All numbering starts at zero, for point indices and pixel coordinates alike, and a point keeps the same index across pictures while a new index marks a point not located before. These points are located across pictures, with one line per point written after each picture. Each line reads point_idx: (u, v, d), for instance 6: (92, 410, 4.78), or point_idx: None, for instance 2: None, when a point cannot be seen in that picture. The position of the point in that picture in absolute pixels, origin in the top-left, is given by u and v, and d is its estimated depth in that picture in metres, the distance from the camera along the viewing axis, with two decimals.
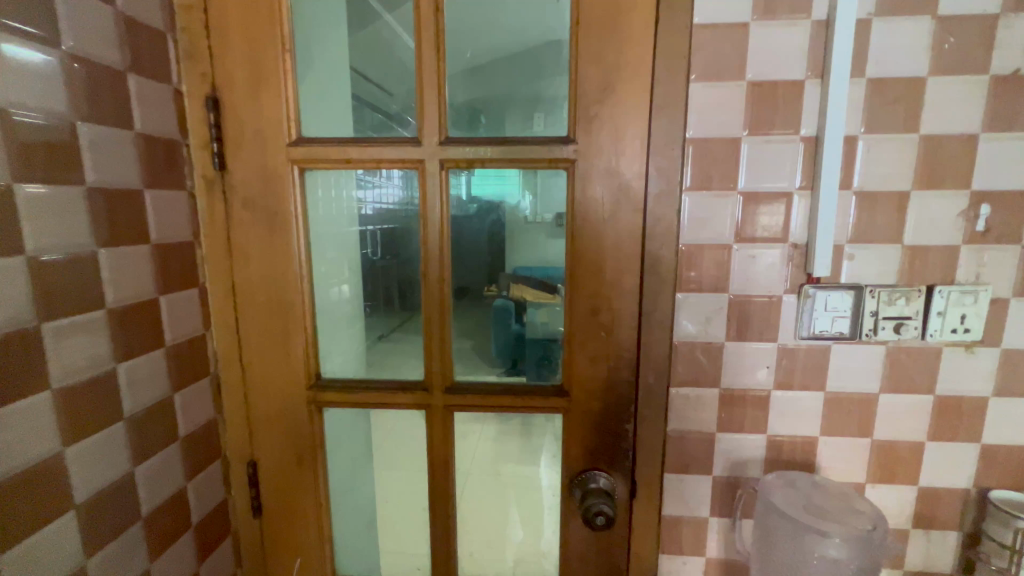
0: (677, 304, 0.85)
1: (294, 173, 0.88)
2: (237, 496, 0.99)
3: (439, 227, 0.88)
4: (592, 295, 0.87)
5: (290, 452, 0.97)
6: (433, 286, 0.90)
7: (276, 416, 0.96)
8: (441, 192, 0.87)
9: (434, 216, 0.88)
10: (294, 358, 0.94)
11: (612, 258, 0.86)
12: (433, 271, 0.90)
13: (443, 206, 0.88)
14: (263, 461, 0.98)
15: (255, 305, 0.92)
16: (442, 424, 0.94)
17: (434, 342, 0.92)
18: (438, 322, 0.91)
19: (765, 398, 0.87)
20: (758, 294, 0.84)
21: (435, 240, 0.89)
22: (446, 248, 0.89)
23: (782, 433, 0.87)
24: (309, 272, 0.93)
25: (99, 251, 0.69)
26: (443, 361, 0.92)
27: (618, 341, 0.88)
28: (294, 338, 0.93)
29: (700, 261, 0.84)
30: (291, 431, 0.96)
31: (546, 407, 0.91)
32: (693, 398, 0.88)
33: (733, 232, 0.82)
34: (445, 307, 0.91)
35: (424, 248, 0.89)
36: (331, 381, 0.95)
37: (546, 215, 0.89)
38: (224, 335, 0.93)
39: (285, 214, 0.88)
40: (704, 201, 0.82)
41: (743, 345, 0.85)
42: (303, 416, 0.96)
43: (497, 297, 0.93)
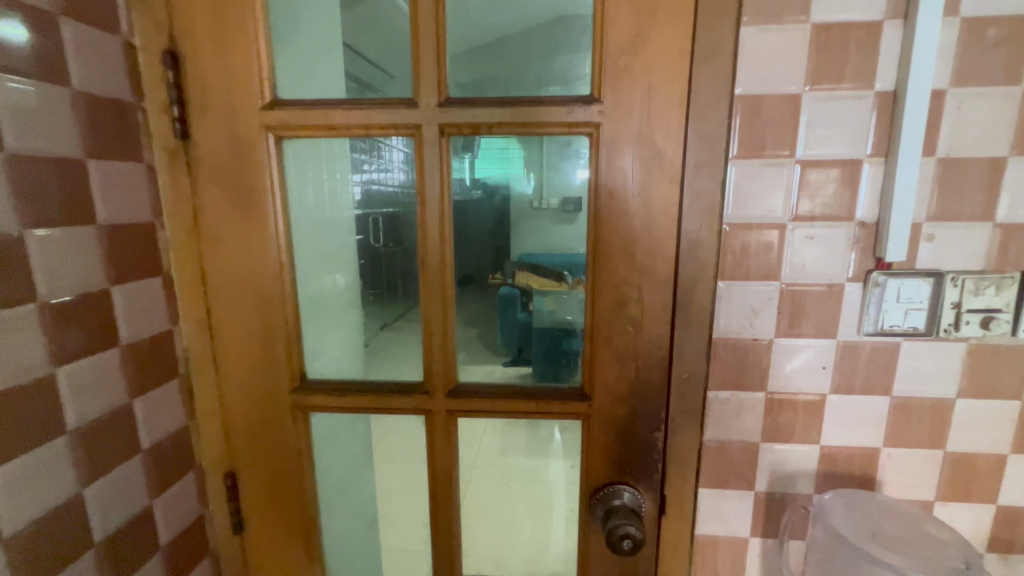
0: (718, 295, 0.73)
1: (269, 142, 0.75)
2: (215, 509, 0.88)
3: (440, 206, 0.75)
4: (618, 283, 0.75)
5: (274, 462, 0.86)
6: (433, 274, 0.77)
7: (257, 422, 0.84)
8: (441, 164, 0.74)
9: (434, 193, 0.75)
10: (275, 358, 0.82)
11: (643, 240, 0.73)
12: (432, 258, 0.77)
13: (444, 181, 0.75)
14: (243, 471, 0.87)
15: (228, 297, 0.80)
16: (443, 431, 0.82)
17: (436, 339, 0.79)
18: (440, 317, 0.78)
19: (819, 403, 0.74)
20: (816, 282, 0.71)
21: (435, 221, 0.76)
22: (449, 231, 0.77)
23: (838, 443, 0.75)
24: (291, 258, 0.80)
25: (27, 235, 0.57)
26: (444, 360, 0.80)
27: (649, 338, 0.76)
28: (275, 335, 0.81)
29: (747, 244, 0.71)
30: (274, 439, 0.85)
31: (564, 413, 0.79)
32: (734, 403, 0.76)
33: (787, 209, 0.69)
34: (447, 299, 0.78)
35: (422, 231, 0.77)
36: (318, 383, 0.84)
37: (551, 200, 0.76)
38: (194, 331, 0.81)
39: (260, 191, 0.76)
40: (754, 172, 0.69)
41: (796, 342, 0.73)
42: (286, 422, 0.84)
43: (503, 285, 0.81)
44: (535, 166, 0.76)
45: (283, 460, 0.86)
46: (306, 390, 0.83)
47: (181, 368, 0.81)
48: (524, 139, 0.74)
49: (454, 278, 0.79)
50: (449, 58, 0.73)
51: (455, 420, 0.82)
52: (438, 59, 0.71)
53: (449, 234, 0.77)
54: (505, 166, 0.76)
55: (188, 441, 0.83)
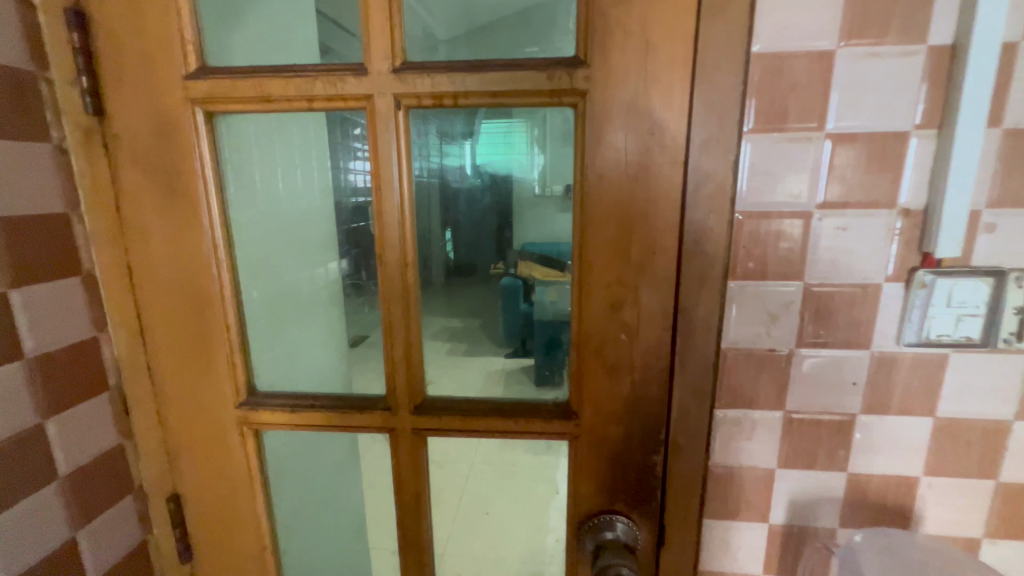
0: (728, 297, 0.61)
1: (197, 118, 0.64)
2: (160, 536, 0.79)
3: (399, 193, 0.64)
4: (610, 283, 0.63)
5: (222, 485, 0.76)
6: (391, 272, 0.66)
7: (200, 441, 0.74)
8: (398, 142, 0.62)
9: (391, 178, 0.63)
10: (216, 370, 0.71)
11: (639, 232, 0.61)
12: (390, 254, 0.66)
13: (401, 163, 0.63)
14: (188, 495, 0.77)
15: (161, 300, 0.69)
16: (410, 452, 0.72)
17: (398, 349, 0.68)
18: (403, 323, 0.67)
19: (847, 424, 0.63)
20: (847, 282, 0.59)
21: (396, 212, 0.64)
22: (411, 222, 0.66)
23: (869, 471, 0.64)
24: (231, 255, 0.70)
25: None
26: (409, 372, 0.69)
27: (646, 347, 0.64)
28: (215, 344, 0.71)
29: (763, 236, 0.59)
30: (220, 460, 0.75)
31: (549, 433, 0.69)
32: (746, 423, 0.65)
33: (814, 194, 0.57)
34: (411, 303, 0.67)
35: (379, 224, 0.65)
36: (268, 399, 0.73)
37: (557, 184, 0.65)
38: (125, 338, 0.71)
39: (190, 176, 0.65)
40: (773, 149, 0.57)
41: (821, 352, 0.61)
42: (231, 441, 0.74)
43: (504, 275, 0.71)
44: (541, 146, 0.64)
45: (231, 483, 0.76)
46: (252, 406, 0.73)
47: (111, 380, 0.71)
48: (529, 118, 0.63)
49: (419, 276, 0.68)
50: (405, 14, 0.61)
51: (423, 440, 0.72)
52: (391, 15, 0.59)
53: (412, 226, 0.66)
54: (507, 153, 0.66)
55: (124, 462, 0.73)
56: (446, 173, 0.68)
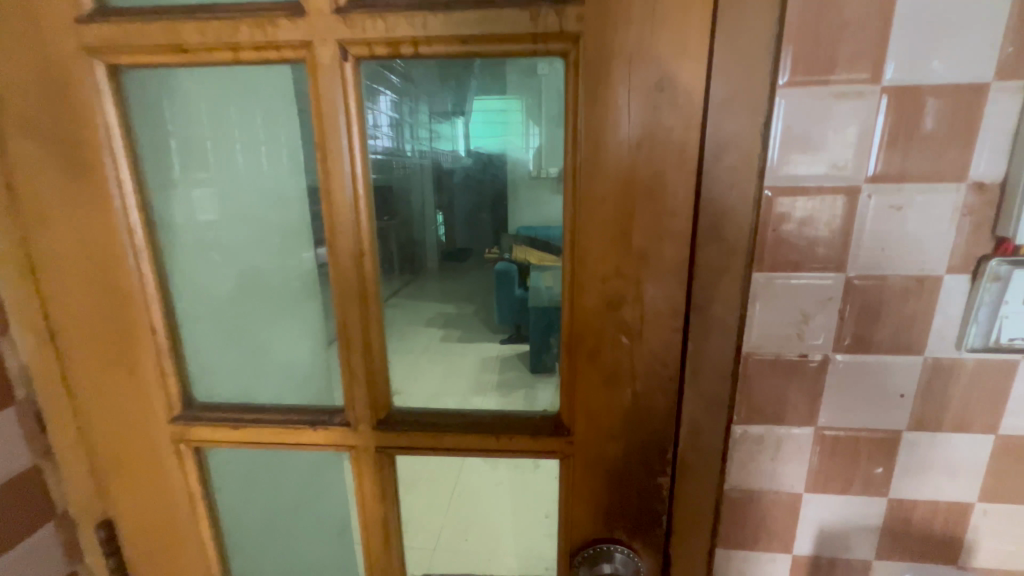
0: (754, 292, 0.50)
1: (99, 73, 0.51)
2: (91, 567, 0.68)
3: (351, 167, 0.52)
4: (607, 275, 0.51)
5: (159, 510, 0.66)
6: (344, 265, 0.55)
7: (129, 460, 0.64)
8: (346, 103, 0.50)
9: (340, 147, 0.51)
10: (143, 381, 0.60)
11: (644, 213, 0.49)
12: (342, 242, 0.54)
13: (351, 129, 0.51)
14: (121, 520, 0.67)
15: (72, 298, 0.58)
16: (374, 473, 0.62)
17: (357, 356, 0.57)
18: (361, 326, 0.56)
19: (890, 441, 0.53)
20: (899, 274, 0.48)
21: (347, 190, 0.52)
22: (368, 203, 0.54)
23: (915, 496, 0.54)
24: (152, 244, 0.58)
25: None
26: (369, 381, 0.58)
27: (650, 353, 0.53)
28: (140, 349, 0.59)
29: (798, 217, 0.48)
30: (155, 482, 0.65)
31: (536, 452, 0.58)
32: (770, 441, 0.55)
33: (864, 165, 0.46)
34: (370, 300, 0.56)
35: (327, 205, 0.53)
36: (208, 412, 0.63)
37: (552, 167, 0.53)
38: (30, 342, 0.59)
39: (95, 147, 0.53)
40: (815, 108, 0.45)
41: (864, 358, 0.51)
42: (167, 461, 0.64)
43: (500, 260, 0.69)
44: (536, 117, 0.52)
45: (170, 508, 0.66)
46: (187, 421, 0.62)
47: (17, 392, 0.60)
48: (520, 82, 0.51)
49: (378, 268, 0.56)
50: None
51: (389, 458, 0.61)
52: None
53: (369, 208, 0.54)
54: (503, 132, 0.56)
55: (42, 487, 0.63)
56: (439, 157, 0.62)
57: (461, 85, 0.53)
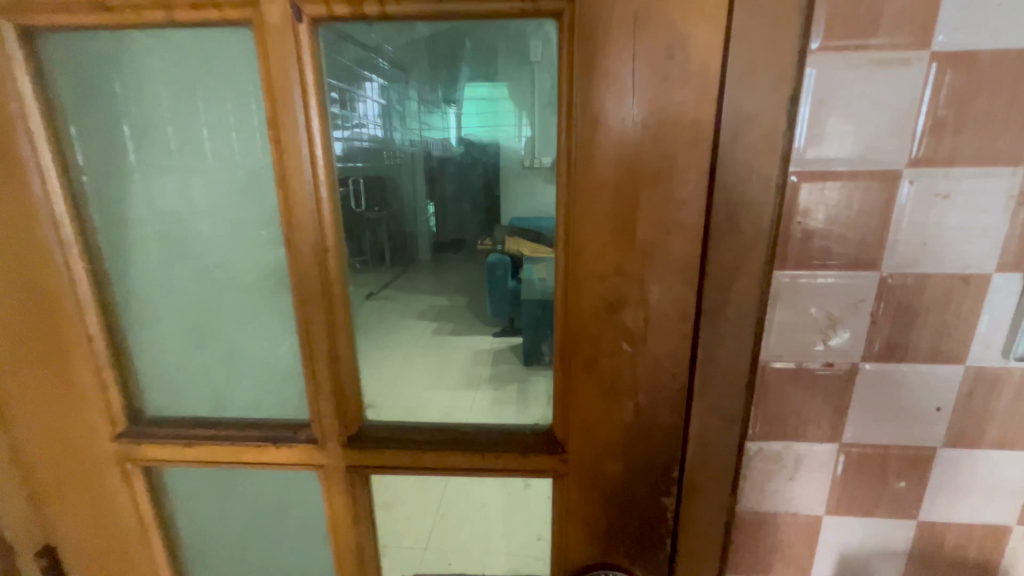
0: (773, 293, 0.44)
1: (10, 39, 0.44)
2: None
3: (309, 148, 0.44)
4: (606, 274, 0.45)
5: (107, 537, 0.59)
6: (304, 262, 0.47)
7: (70, 482, 0.57)
8: (300, 72, 0.42)
9: (296, 125, 0.44)
10: (79, 394, 0.54)
11: (650, 201, 0.42)
12: (301, 236, 0.47)
13: (309, 103, 0.43)
14: (64, 547, 0.60)
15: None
16: (345, 494, 0.55)
17: (322, 366, 0.50)
18: (326, 332, 0.49)
19: (923, 459, 0.47)
20: (942, 273, 0.42)
21: (305, 175, 0.45)
22: (331, 191, 0.47)
23: (949, 518, 0.49)
24: (85, 238, 0.51)
25: None
26: (337, 394, 0.51)
27: (655, 362, 0.47)
28: (74, 359, 0.52)
29: (827, 206, 0.41)
30: (101, 506, 0.58)
31: (526, 471, 0.52)
32: (788, 458, 0.49)
33: (907, 146, 0.39)
34: (336, 303, 0.49)
35: (283, 193, 0.46)
36: (157, 427, 0.56)
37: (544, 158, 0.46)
38: None
39: (10, 125, 0.46)
40: (852, 78, 0.38)
41: (897, 367, 0.45)
42: (112, 482, 0.57)
43: (491, 252, 0.83)
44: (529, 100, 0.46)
45: (119, 533, 0.59)
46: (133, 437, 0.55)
47: None
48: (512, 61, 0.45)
49: (343, 266, 0.49)
50: None
51: (362, 478, 0.55)
52: None
53: (332, 196, 0.47)
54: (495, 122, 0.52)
55: None
56: (428, 144, 0.83)
57: (454, 69, 0.54)
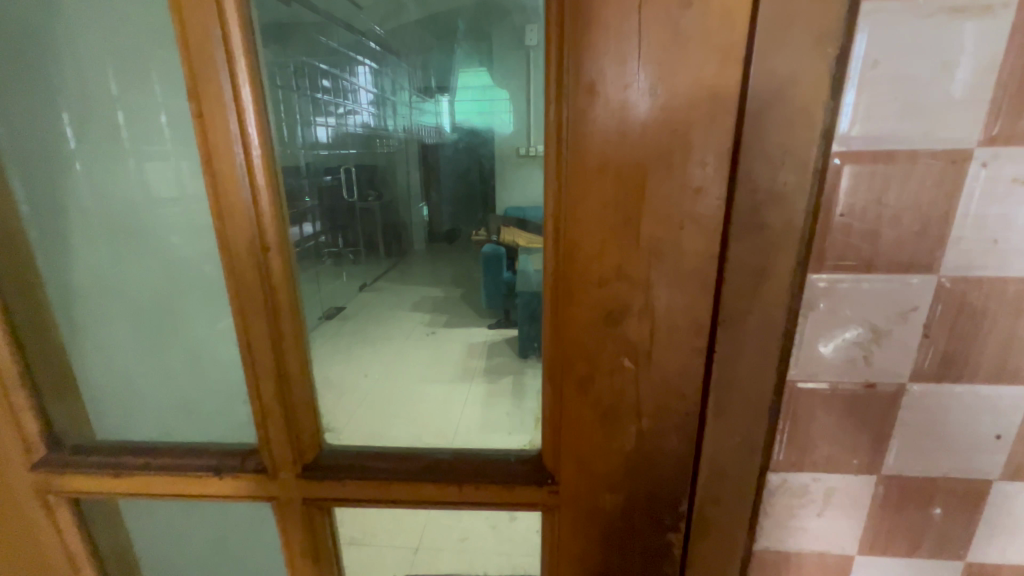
0: (806, 301, 0.36)
1: None
2: None
3: (239, 125, 0.36)
4: (605, 277, 0.37)
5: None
6: (242, 264, 0.39)
7: None
8: (223, 28, 0.34)
9: (221, 96, 0.35)
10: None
11: (659, 189, 0.34)
12: (235, 233, 0.39)
13: (236, 68, 0.35)
14: None
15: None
16: (303, 531, 0.48)
17: (269, 385, 0.43)
18: (272, 346, 0.42)
19: (976, 494, 0.40)
20: (1013, 277, 0.34)
21: (237, 159, 0.37)
22: (271, 178, 0.38)
23: (1000, 560, 0.42)
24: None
25: None
26: (287, 417, 0.44)
27: (662, 381, 0.39)
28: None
29: (876, 197, 0.34)
30: (25, 543, 0.51)
31: (509, 504, 0.45)
32: (817, 492, 0.42)
33: (980, 120, 0.31)
34: (282, 312, 0.42)
35: (211, 180, 0.38)
36: (79, 456, 0.49)
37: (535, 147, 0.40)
38: None
39: None
40: (917, 33, 0.30)
41: (950, 389, 0.38)
42: (35, 516, 0.50)
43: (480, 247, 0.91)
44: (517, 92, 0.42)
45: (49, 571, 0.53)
46: (52, 468, 0.48)
47: None
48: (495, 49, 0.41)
49: (290, 267, 0.41)
50: None
51: (322, 511, 0.48)
52: None
53: (272, 185, 0.39)
54: None
55: None
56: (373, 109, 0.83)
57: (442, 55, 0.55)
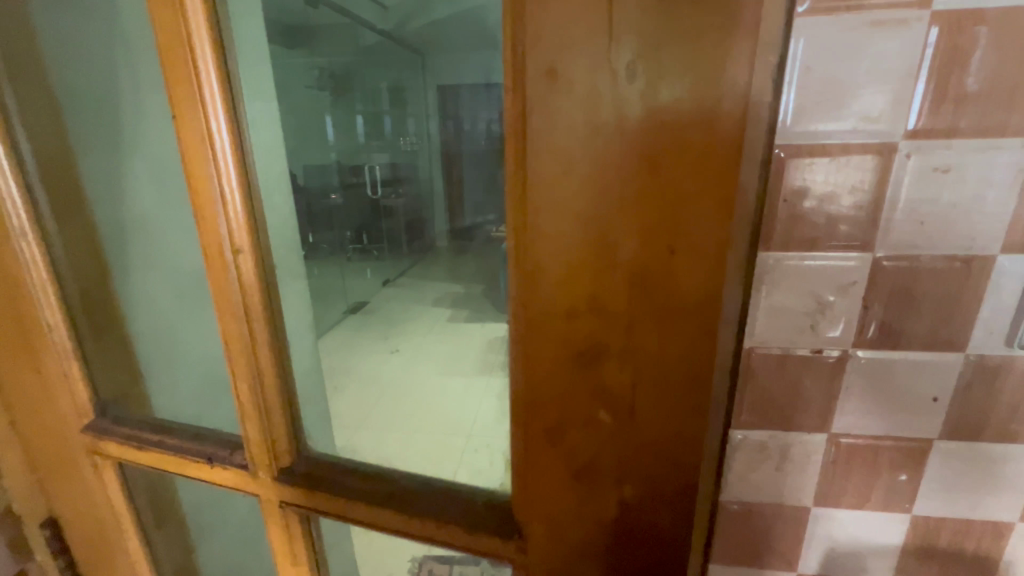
0: (758, 275, 0.42)
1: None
2: (46, 558, 0.69)
3: (207, 119, 0.43)
4: (573, 313, 0.36)
5: (92, 518, 0.65)
6: (215, 245, 0.47)
7: (58, 468, 0.63)
8: (194, 43, 0.41)
9: (195, 97, 0.42)
10: (50, 385, 0.58)
11: (635, 225, 0.33)
12: (207, 217, 0.46)
13: (206, 75, 0.42)
14: (64, 519, 0.66)
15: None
16: (280, 529, 0.57)
17: (243, 376, 0.51)
18: (243, 326, 0.49)
19: (920, 452, 0.45)
20: (940, 253, 0.39)
21: (207, 148, 0.44)
22: (242, 185, 0.46)
23: (945, 514, 0.46)
24: (44, 232, 0.54)
25: None
26: (261, 390, 0.51)
27: (641, 427, 0.37)
28: (43, 352, 0.56)
29: (814, 185, 0.39)
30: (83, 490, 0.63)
31: (476, 551, 0.48)
32: (774, 449, 0.47)
33: (902, 116, 0.36)
34: (250, 289, 0.48)
35: (187, 171, 0.45)
36: (115, 425, 0.60)
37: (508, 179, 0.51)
38: None
39: None
40: (845, 41, 0.35)
41: (890, 354, 0.42)
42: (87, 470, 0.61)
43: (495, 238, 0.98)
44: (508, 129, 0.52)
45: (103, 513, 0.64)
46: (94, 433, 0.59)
47: None
48: None
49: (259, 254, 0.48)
50: None
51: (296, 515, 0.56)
52: None
53: (242, 178, 0.45)
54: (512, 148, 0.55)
55: None
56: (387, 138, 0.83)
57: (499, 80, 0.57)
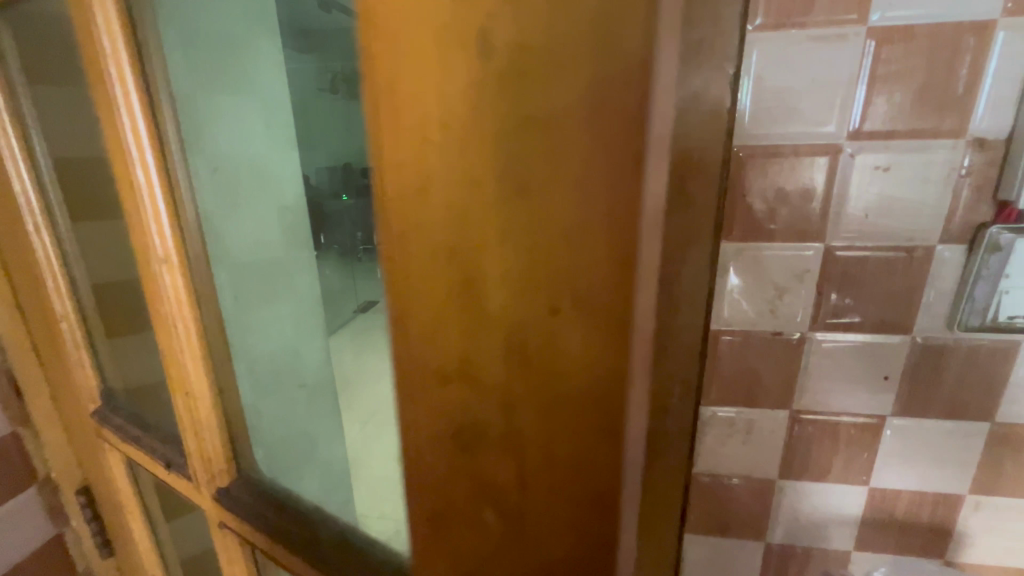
0: (722, 264, 0.46)
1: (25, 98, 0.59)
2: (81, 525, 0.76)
3: (137, 153, 0.47)
4: (445, 382, 0.30)
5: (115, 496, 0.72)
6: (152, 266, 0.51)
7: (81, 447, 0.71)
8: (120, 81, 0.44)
9: (123, 130, 0.46)
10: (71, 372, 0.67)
11: (503, 280, 0.26)
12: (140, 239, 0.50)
13: (132, 111, 0.45)
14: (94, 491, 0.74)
15: (16, 268, 0.65)
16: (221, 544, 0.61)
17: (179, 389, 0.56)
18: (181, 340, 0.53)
19: (874, 429, 0.49)
20: (886, 244, 0.43)
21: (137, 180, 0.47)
22: (170, 207, 0.49)
23: (899, 486, 0.50)
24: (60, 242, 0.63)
25: None
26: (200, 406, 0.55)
27: (533, 534, 0.30)
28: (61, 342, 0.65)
29: (770, 183, 0.43)
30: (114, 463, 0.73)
31: None
32: (741, 426, 0.51)
33: (846, 120, 0.41)
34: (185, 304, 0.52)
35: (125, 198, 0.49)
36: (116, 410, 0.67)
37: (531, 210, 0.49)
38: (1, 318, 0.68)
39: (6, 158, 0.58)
40: (792, 54, 0.40)
41: (844, 337, 0.47)
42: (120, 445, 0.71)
43: None
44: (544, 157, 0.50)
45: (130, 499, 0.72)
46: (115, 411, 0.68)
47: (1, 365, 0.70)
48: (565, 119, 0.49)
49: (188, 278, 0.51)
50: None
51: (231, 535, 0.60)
52: None
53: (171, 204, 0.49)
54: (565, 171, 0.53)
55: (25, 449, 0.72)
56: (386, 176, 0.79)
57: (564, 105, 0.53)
